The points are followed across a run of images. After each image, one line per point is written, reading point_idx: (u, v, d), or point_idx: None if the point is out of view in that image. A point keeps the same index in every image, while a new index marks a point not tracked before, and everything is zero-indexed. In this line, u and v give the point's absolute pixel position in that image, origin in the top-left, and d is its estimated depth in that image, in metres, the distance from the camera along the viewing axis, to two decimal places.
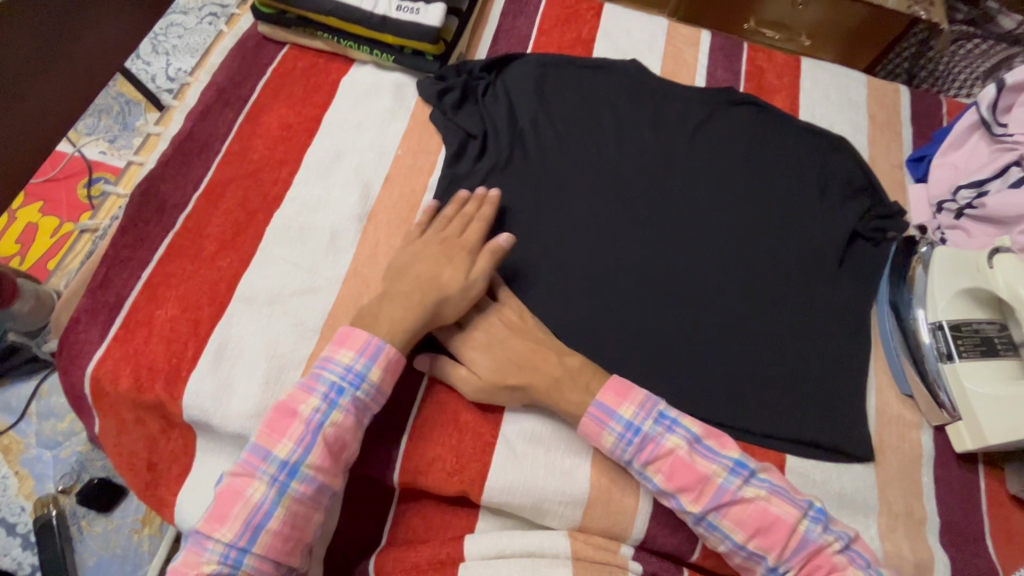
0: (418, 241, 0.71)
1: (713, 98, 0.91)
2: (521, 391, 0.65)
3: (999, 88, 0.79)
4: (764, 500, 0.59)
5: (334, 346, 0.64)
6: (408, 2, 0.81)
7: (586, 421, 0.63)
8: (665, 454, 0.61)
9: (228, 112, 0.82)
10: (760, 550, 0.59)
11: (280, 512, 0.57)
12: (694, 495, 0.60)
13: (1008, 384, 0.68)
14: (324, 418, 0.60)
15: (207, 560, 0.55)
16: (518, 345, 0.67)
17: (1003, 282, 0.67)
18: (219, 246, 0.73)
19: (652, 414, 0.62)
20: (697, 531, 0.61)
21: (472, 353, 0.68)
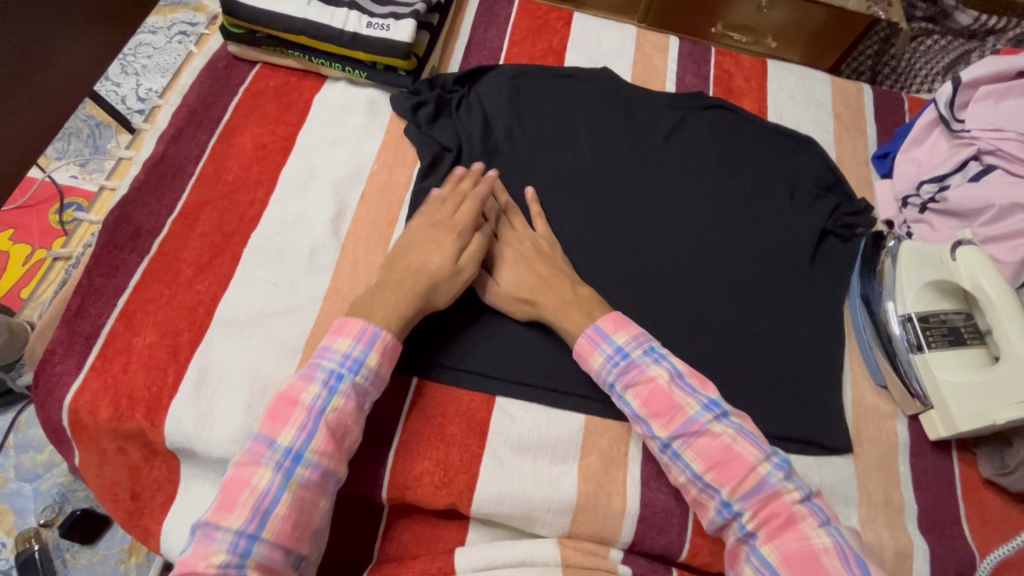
0: (414, 226, 0.75)
1: (684, 104, 0.93)
2: (532, 304, 0.72)
3: (956, 85, 0.83)
4: (730, 438, 0.60)
5: (330, 336, 0.65)
6: (378, 19, 0.81)
7: (581, 341, 0.67)
8: (647, 381, 0.64)
9: (201, 133, 0.81)
10: (716, 484, 0.60)
11: (289, 497, 0.57)
12: (664, 422, 0.62)
13: (976, 371, 0.70)
14: (326, 404, 0.61)
15: (217, 551, 0.54)
16: (548, 268, 0.73)
17: (965, 273, 0.70)
18: (196, 269, 0.72)
19: (643, 345, 0.66)
20: (662, 460, 0.63)
21: (500, 261, 0.75)
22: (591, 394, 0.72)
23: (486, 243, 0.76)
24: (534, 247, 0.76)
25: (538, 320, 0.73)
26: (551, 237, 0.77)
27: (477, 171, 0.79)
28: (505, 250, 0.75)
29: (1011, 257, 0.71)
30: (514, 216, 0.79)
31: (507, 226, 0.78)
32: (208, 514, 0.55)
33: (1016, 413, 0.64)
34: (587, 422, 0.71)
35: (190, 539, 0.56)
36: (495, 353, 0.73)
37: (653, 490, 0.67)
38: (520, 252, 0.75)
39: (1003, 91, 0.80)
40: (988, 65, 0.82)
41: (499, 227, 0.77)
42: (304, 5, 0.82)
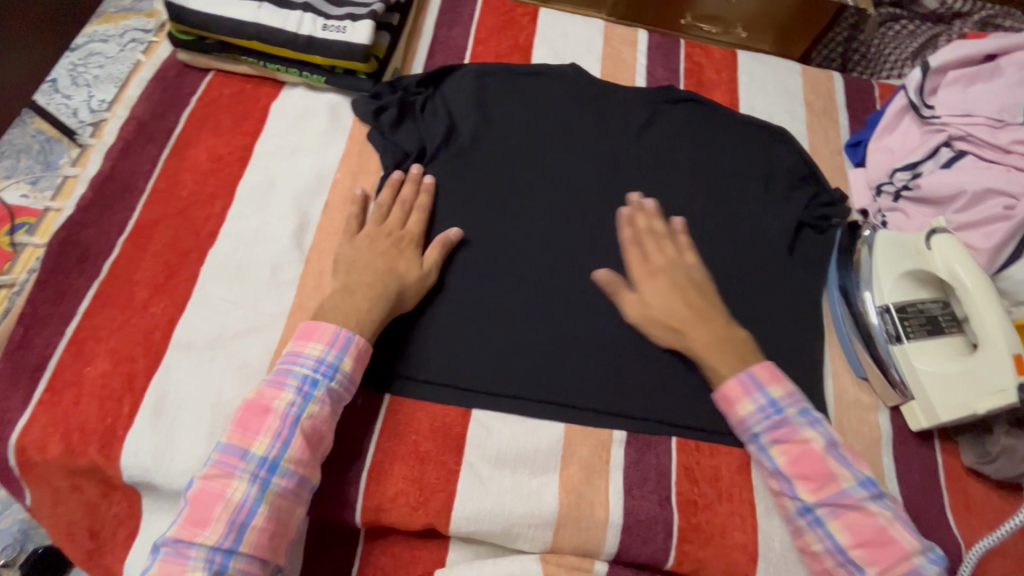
0: (363, 236, 0.72)
1: (655, 98, 0.91)
2: (681, 334, 0.70)
3: (924, 72, 0.82)
4: (887, 521, 0.60)
5: (300, 342, 0.64)
6: (334, 21, 0.78)
7: (731, 384, 0.66)
8: (798, 441, 0.64)
9: (152, 147, 0.77)
10: (861, 561, 0.60)
11: (265, 509, 0.57)
12: (813, 487, 0.62)
13: (954, 360, 0.70)
14: (300, 411, 0.60)
15: (191, 566, 0.54)
16: (701, 300, 0.71)
17: (940, 261, 0.70)
18: (151, 292, 0.69)
19: (798, 405, 0.65)
20: (797, 524, 0.63)
21: (652, 286, 0.73)
22: (570, 401, 0.70)
23: (636, 264, 0.75)
24: (690, 276, 0.73)
25: (681, 351, 0.71)
26: (703, 267, 0.75)
27: (638, 203, 0.79)
28: (659, 278, 0.73)
29: (986, 244, 0.71)
30: (668, 242, 0.76)
31: (662, 250, 0.75)
32: (180, 531, 0.55)
33: (998, 402, 0.64)
34: (567, 431, 0.69)
35: (160, 554, 0.56)
36: (472, 364, 0.70)
37: (636, 497, 0.66)
38: (675, 280, 0.73)
39: (970, 77, 0.80)
40: (954, 49, 0.81)
41: (650, 249, 0.75)
42: (255, 9, 0.78)
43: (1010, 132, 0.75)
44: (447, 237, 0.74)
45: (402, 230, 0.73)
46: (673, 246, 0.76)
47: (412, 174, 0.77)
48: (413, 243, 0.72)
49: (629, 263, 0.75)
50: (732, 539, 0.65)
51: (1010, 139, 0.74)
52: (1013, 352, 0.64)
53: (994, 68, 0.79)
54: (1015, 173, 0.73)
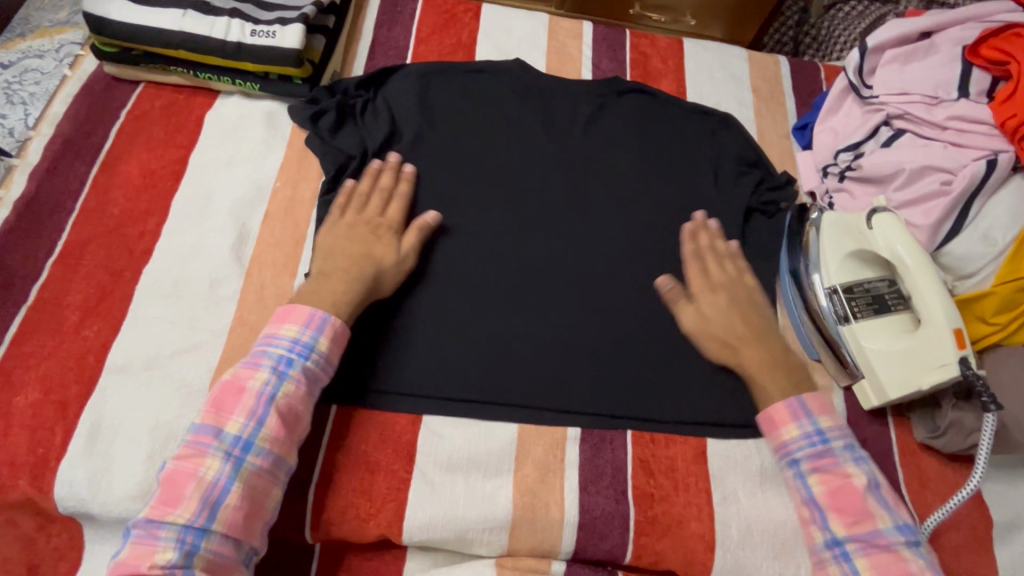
0: (343, 224, 0.71)
1: (600, 89, 0.90)
2: (735, 351, 0.70)
3: (862, 52, 0.82)
4: (920, 569, 0.58)
5: (276, 324, 0.64)
6: (263, 26, 0.76)
7: (779, 407, 0.66)
8: (840, 474, 0.63)
9: (80, 164, 0.75)
10: None
11: (239, 488, 0.55)
12: (848, 521, 0.61)
13: (901, 337, 0.69)
14: (275, 390, 0.59)
15: (163, 548, 0.53)
16: (758, 319, 0.71)
17: (882, 242, 0.71)
18: (83, 314, 0.66)
19: (844, 438, 0.65)
20: (821, 556, 0.61)
21: (711, 301, 0.72)
22: (523, 401, 0.69)
23: (697, 277, 0.74)
24: (746, 297, 0.73)
25: (732, 368, 0.71)
26: (759, 288, 0.75)
27: (703, 220, 0.78)
28: (718, 294, 0.72)
29: (926, 221, 0.71)
30: (728, 261, 0.75)
31: (721, 268, 0.75)
32: (151, 511, 0.54)
33: (941, 376, 0.65)
34: (521, 431, 0.68)
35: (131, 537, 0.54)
36: (426, 369, 0.69)
37: (592, 494, 0.66)
38: (734, 297, 0.72)
39: (907, 55, 0.80)
40: (889, 29, 0.81)
41: (710, 266, 0.74)
42: (180, 17, 0.76)
43: (945, 108, 0.75)
44: (424, 221, 0.73)
45: (382, 218, 0.72)
46: (734, 264, 0.75)
47: (390, 162, 0.76)
48: (390, 229, 0.72)
49: (689, 274, 0.74)
50: (690, 529, 0.65)
51: (945, 115, 0.75)
52: (953, 327, 0.65)
53: (929, 46, 0.79)
54: (951, 149, 0.73)
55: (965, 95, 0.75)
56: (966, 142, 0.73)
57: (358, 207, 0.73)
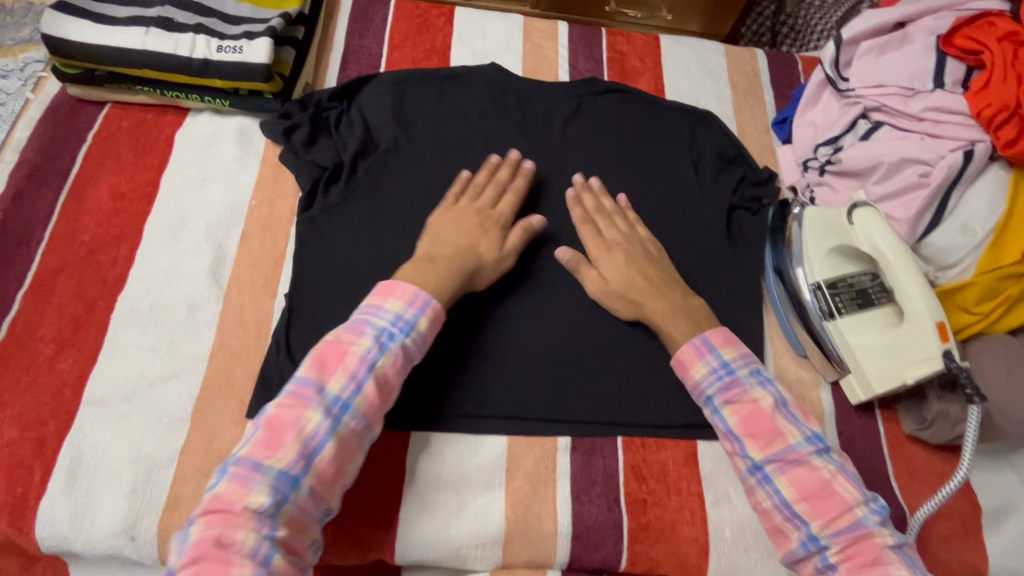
0: (454, 209, 0.73)
1: (577, 91, 0.90)
2: (639, 307, 0.71)
3: (838, 45, 0.82)
4: (830, 474, 0.61)
5: (378, 296, 0.64)
6: (228, 41, 0.74)
7: (685, 349, 0.68)
8: (749, 401, 0.64)
9: (47, 191, 0.73)
10: (806, 515, 0.59)
11: (334, 444, 0.57)
12: (762, 444, 0.62)
13: (885, 331, 0.70)
14: (376, 359, 0.60)
15: (257, 491, 0.53)
16: (656, 271, 0.72)
17: (862, 236, 0.71)
18: (57, 347, 0.65)
19: (749, 366, 0.67)
20: (747, 481, 0.63)
21: (608, 260, 0.73)
22: (511, 411, 0.69)
23: (590, 237, 0.75)
24: (641, 250, 0.74)
25: (641, 321, 0.72)
26: (658, 244, 0.76)
27: (584, 182, 0.79)
28: (613, 251, 0.74)
29: (905, 214, 0.71)
30: (619, 218, 0.77)
31: (612, 226, 0.76)
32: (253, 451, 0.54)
33: (926, 370, 0.65)
34: (510, 441, 0.68)
35: (223, 475, 0.54)
36: (413, 385, 0.69)
37: (584, 503, 0.65)
38: (631, 253, 0.73)
39: (882, 46, 0.80)
40: (866, 20, 0.81)
41: (603, 225, 0.76)
42: (142, 35, 0.73)
43: (921, 99, 0.75)
44: (530, 224, 0.74)
45: (495, 210, 0.74)
46: (625, 222, 0.76)
47: (510, 159, 0.77)
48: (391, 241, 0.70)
49: (583, 236, 0.76)
50: (683, 533, 0.65)
51: (921, 107, 0.74)
52: (936, 321, 0.65)
53: (903, 36, 0.79)
54: (928, 140, 0.73)
55: (941, 85, 0.74)
56: (942, 133, 0.72)
57: (471, 195, 0.75)
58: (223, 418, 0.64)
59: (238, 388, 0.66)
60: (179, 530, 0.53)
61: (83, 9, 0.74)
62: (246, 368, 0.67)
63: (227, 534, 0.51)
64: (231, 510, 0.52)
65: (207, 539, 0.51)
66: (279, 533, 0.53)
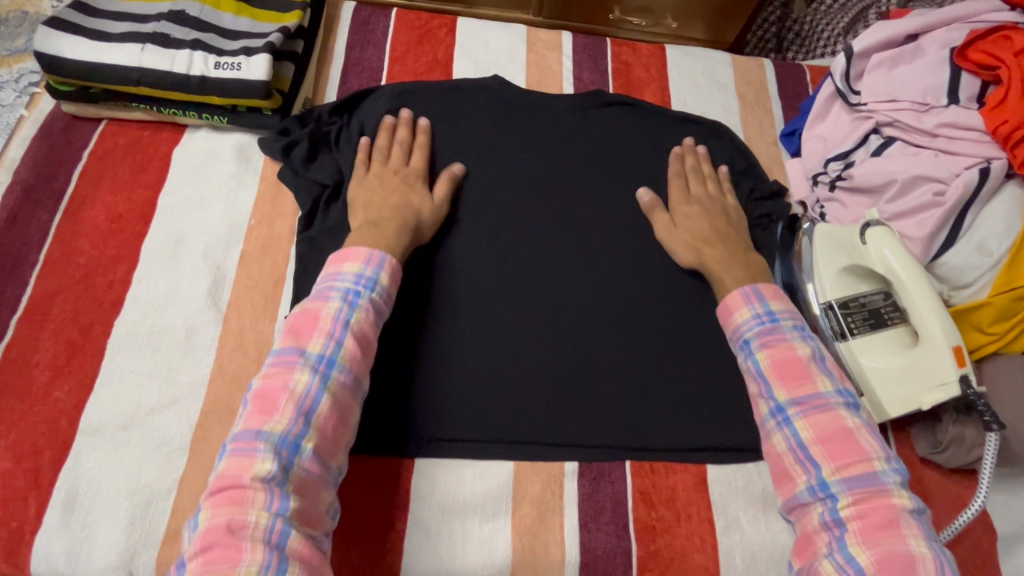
0: (371, 175, 0.75)
1: (582, 103, 0.88)
2: (699, 251, 0.75)
3: (848, 57, 0.80)
4: (854, 426, 0.60)
5: (337, 263, 0.66)
6: (227, 57, 0.72)
7: (733, 294, 0.70)
8: (786, 347, 0.65)
9: (42, 212, 0.71)
10: (819, 459, 0.59)
11: (328, 400, 0.57)
12: (790, 387, 0.63)
13: (899, 354, 0.68)
14: (348, 317, 0.62)
15: (261, 459, 0.53)
16: (726, 228, 0.77)
17: (876, 255, 0.69)
18: (53, 374, 0.63)
19: (794, 320, 0.68)
20: (766, 424, 0.63)
21: (685, 210, 0.78)
22: (517, 436, 0.67)
23: (676, 191, 0.80)
24: (719, 210, 0.79)
25: (698, 271, 0.75)
26: (738, 209, 0.81)
27: (691, 145, 0.85)
28: (690, 205, 0.79)
29: (920, 233, 0.70)
30: (711, 182, 0.82)
31: (701, 185, 0.81)
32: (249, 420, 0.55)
33: (942, 396, 0.64)
34: (516, 467, 0.67)
35: (225, 452, 0.55)
36: (417, 409, 0.67)
37: (592, 532, 0.64)
38: (708, 209, 0.78)
39: (893, 59, 0.78)
40: (876, 32, 0.79)
41: (692, 182, 0.81)
42: (138, 51, 0.71)
43: (935, 115, 0.74)
44: (452, 172, 0.78)
45: (407, 168, 0.76)
46: (716, 186, 0.82)
47: (402, 118, 0.80)
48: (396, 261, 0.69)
49: (671, 188, 0.81)
50: (693, 561, 0.64)
51: (935, 123, 0.73)
52: (953, 345, 0.64)
53: (915, 48, 0.78)
54: (942, 157, 0.72)
55: (955, 101, 0.73)
56: (957, 149, 0.71)
57: (384, 160, 0.76)
58: (223, 446, 0.62)
59: (237, 415, 0.64)
60: (189, 519, 0.52)
61: (77, 25, 0.72)
62: (246, 395, 0.65)
63: (236, 512, 0.51)
64: (238, 484, 0.52)
65: (218, 522, 0.50)
66: (291, 498, 0.52)
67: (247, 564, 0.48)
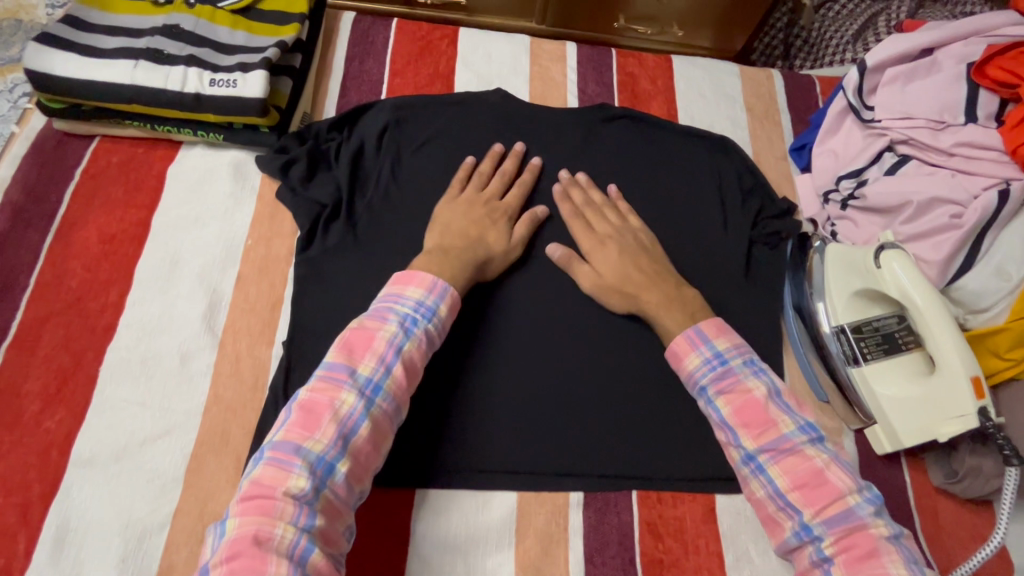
0: (462, 200, 0.74)
1: (587, 117, 0.86)
2: (634, 298, 0.71)
3: (862, 72, 0.78)
4: (823, 463, 0.58)
5: (397, 285, 0.64)
6: (222, 74, 0.70)
7: (679, 339, 0.66)
8: (742, 391, 0.62)
9: (33, 233, 0.69)
10: (798, 503, 0.57)
11: (369, 424, 0.56)
12: (755, 434, 0.60)
13: (914, 382, 0.66)
14: (402, 343, 0.60)
15: (297, 475, 0.51)
16: (652, 266, 0.72)
17: (892, 281, 0.67)
18: (43, 404, 0.62)
19: (743, 357, 0.65)
20: (741, 472, 0.61)
21: (601, 254, 0.73)
22: (520, 466, 0.66)
23: (581, 234, 0.75)
24: (635, 243, 0.74)
25: (635, 313, 0.71)
26: (652, 236, 0.76)
27: (570, 177, 0.79)
28: (607, 245, 0.74)
29: (936, 256, 0.68)
30: (610, 211, 0.77)
31: (602, 220, 0.76)
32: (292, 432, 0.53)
33: (959, 428, 0.62)
34: (521, 498, 0.65)
35: (262, 458, 0.53)
36: (418, 438, 0.66)
37: (599, 566, 0.62)
38: (624, 246, 0.73)
39: (908, 73, 0.76)
40: (891, 45, 0.77)
41: (593, 220, 0.76)
42: (131, 68, 0.69)
43: (952, 133, 0.71)
44: (539, 214, 0.76)
45: (501, 201, 0.75)
46: (617, 215, 0.76)
47: (515, 150, 0.80)
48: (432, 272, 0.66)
49: (575, 231, 0.76)
50: None
51: (952, 142, 0.71)
52: (970, 374, 0.61)
53: (931, 63, 0.76)
54: (959, 177, 0.70)
55: (974, 118, 0.71)
56: (975, 169, 0.69)
57: (471, 186, 0.76)
58: (218, 478, 0.61)
59: (233, 445, 0.62)
60: (216, 525, 0.51)
61: (68, 40, 0.70)
62: (242, 424, 0.63)
63: (265, 525, 0.49)
64: (271, 494, 0.50)
65: (246, 532, 0.49)
66: (316, 520, 0.50)
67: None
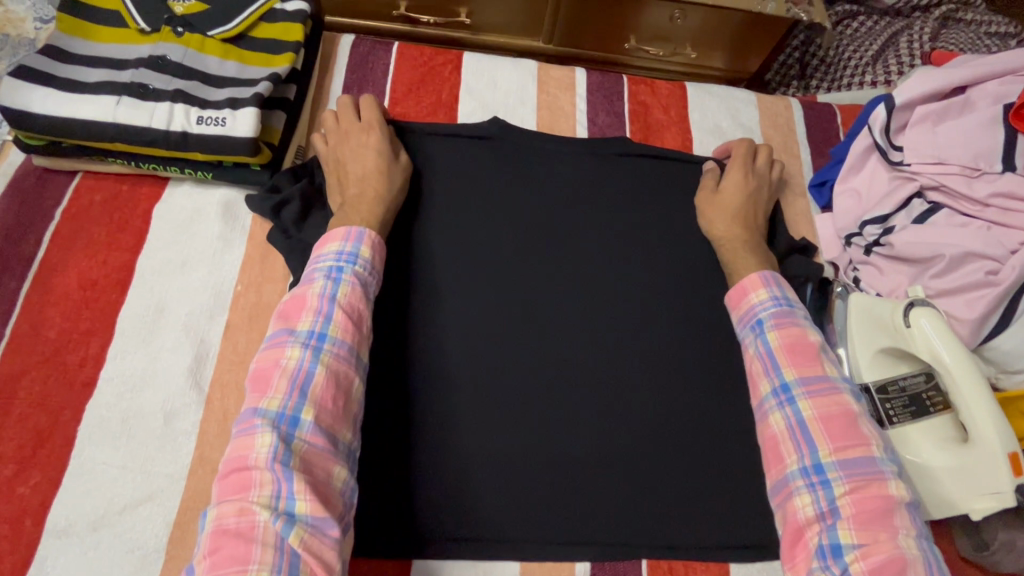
0: (331, 149, 0.73)
1: (596, 152, 0.82)
2: (735, 228, 0.73)
3: (890, 110, 0.73)
4: (860, 415, 0.56)
5: (317, 250, 0.63)
6: (210, 111, 0.66)
7: (750, 275, 0.66)
8: (799, 330, 0.61)
9: (9, 279, 0.66)
10: (818, 438, 0.55)
11: (322, 371, 0.54)
12: (801, 368, 0.59)
13: (945, 449, 0.62)
14: (333, 291, 0.59)
15: (261, 433, 0.49)
16: (760, 219, 0.76)
17: (922, 344, 0.63)
18: (19, 466, 0.58)
19: (806, 311, 0.65)
20: (765, 407, 0.59)
21: (740, 181, 0.76)
22: (523, 534, 0.61)
23: (738, 161, 0.78)
24: (762, 198, 0.77)
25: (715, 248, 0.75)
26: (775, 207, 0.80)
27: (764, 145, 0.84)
28: (747, 178, 0.77)
29: (969, 314, 0.64)
30: (770, 171, 0.80)
31: (762, 166, 0.79)
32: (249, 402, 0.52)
33: (993, 504, 0.58)
34: (523, 568, 0.61)
35: (235, 433, 0.51)
36: (415, 503, 0.62)
37: None
38: (757, 190, 0.77)
39: (939, 113, 0.72)
40: (919, 82, 0.73)
41: (752, 163, 0.79)
42: (114, 105, 0.65)
43: (987, 182, 0.68)
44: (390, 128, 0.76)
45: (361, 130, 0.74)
46: (772, 176, 0.80)
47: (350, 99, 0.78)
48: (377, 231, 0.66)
49: (734, 159, 0.79)
50: None
51: (988, 192, 0.67)
52: (1009, 451, 0.57)
53: (964, 102, 0.71)
54: (994, 231, 0.67)
55: (1011, 167, 0.67)
56: (1011, 222, 0.66)
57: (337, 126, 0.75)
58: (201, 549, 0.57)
59: None
60: (200, 521, 0.49)
61: (46, 74, 0.66)
62: None
63: (246, 507, 0.47)
64: (245, 466, 0.48)
65: (227, 522, 0.46)
66: (297, 471, 0.48)
67: (257, 566, 0.44)
